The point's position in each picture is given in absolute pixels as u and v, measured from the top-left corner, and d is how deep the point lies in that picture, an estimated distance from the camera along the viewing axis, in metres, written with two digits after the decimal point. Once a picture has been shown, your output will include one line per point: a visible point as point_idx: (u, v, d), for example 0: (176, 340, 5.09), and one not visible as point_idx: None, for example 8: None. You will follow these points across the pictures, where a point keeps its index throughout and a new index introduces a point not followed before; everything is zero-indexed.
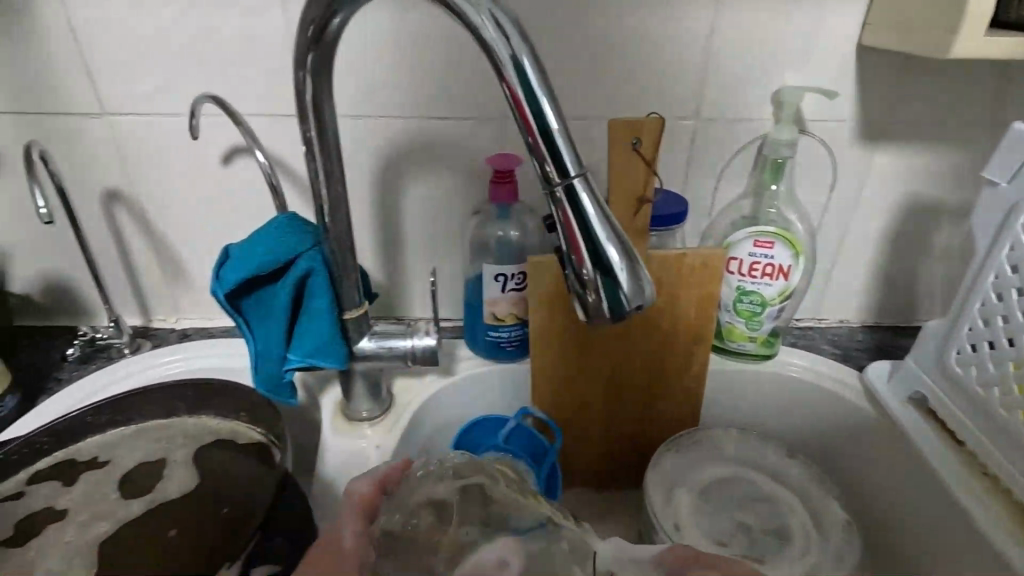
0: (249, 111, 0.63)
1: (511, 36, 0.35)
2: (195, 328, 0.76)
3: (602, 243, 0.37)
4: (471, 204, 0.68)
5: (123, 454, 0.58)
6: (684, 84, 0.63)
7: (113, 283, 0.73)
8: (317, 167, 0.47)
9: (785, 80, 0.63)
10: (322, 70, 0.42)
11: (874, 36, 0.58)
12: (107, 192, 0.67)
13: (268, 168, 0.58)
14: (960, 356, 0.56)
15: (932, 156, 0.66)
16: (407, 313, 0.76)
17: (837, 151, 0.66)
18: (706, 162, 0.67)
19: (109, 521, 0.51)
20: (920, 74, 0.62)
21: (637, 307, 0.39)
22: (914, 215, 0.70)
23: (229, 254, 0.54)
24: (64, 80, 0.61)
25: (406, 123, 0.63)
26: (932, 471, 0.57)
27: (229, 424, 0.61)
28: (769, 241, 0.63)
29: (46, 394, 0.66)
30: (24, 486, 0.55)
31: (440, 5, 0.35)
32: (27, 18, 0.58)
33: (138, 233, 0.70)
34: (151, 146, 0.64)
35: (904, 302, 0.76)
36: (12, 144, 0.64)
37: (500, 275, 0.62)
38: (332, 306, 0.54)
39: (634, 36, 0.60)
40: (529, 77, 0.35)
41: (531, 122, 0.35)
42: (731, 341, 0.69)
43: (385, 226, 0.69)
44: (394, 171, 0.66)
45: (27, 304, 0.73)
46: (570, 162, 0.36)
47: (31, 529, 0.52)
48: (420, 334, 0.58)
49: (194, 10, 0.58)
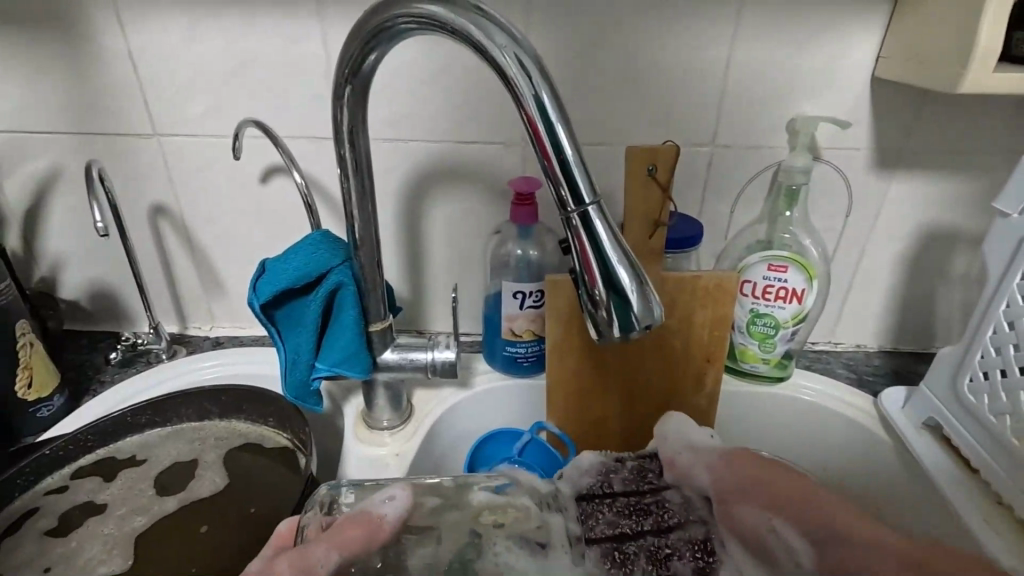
0: (287, 133, 0.67)
1: (533, 74, 0.38)
2: (228, 336, 0.80)
3: (614, 266, 0.40)
4: (493, 224, 0.71)
5: (159, 453, 0.62)
6: (701, 112, 0.65)
7: (154, 291, 0.78)
8: (350, 188, 0.50)
9: (800, 110, 0.64)
10: (358, 101, 0.46)
11: (887, 69, 0.60)
12: (153, 206, 0.72)
13: (305, 188, 0.63)
14: (973, 384, 0.57)
15: (949, 186, 0.67)
16: (429, 327, 0.79)
17: (853, 178, 0.67)
18: (721, 188, 0.69)
19: (145, 515, 0.56)
20: (935, 106, 0.63)
21: (646, 327, 0.41)
22: (931, 242, 0.71)
23: (265, 267, 0.58)
24: (120, 103, 0.66)
25: (433, 146, 0.67)
26: (944, 497, 0.58)
27: (258, 429, 0.64)
28: (783, 265, 0.64)
29: (89, 395, 0.70)
30: (69, 480, 0.59)
31: (467, 46, 0.39)
32: (91, 48, 0.63)
33: (180, 246, 0.74)
34: (195, 164, 0.69)
35: (922, 328, 0.76)
36: (71, 161, 0.69)
37: (518, 293, 0.65)
38: (359, 318, 0.57)
39: (653, 67, 0.63)
40: (548, 112, 0.38)
41: (550, 153, 0.38)
42: (744, 362, 0.70)
43: (410, 243, 0.72)
44: (421, 191, 0.69)
45: (76, 309, 0.78)
46: (585, 190, 0.39)
47: (74, 520, 0.56)
48: (440, 347, 0.61)
49: (242, 41, 0.62)
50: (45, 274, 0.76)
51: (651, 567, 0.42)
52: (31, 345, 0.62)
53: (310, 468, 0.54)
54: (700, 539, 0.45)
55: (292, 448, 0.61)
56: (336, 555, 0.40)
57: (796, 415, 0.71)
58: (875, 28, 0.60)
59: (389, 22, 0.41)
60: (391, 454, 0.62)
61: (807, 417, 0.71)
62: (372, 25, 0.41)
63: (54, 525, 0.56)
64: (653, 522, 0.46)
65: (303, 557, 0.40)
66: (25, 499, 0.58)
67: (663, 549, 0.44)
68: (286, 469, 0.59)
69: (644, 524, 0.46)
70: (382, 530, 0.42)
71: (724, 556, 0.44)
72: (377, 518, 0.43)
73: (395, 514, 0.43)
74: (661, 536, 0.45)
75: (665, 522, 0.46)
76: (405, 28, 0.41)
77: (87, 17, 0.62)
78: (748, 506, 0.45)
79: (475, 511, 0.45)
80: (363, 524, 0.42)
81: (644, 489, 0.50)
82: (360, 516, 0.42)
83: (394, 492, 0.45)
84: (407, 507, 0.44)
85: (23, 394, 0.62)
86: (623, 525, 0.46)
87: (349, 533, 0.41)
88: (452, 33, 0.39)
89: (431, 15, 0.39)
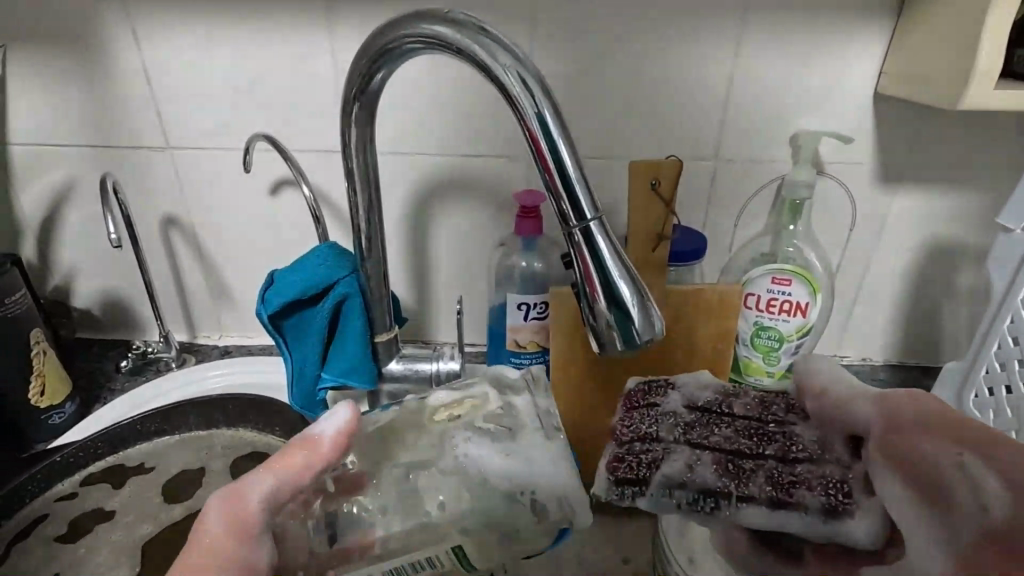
0: (296, 146, 0.68)
1: (536, 93, 0.39)
2: (235, 345, 0.81)
3: (615, 280, 0.40)
4: (498, 235, 0.72)
5: (168, 461, 0.62)
6: (704, 126, 0.66)
7: (165, 301, 0.79)
8: (358, 201, 0.51)
9: (803, 125, 0.65)
10: (365, 117, 0.47)
11: (890, 84, 0.60)
12: (165, 217, 0.73)
13: (312, 201, 0.64)
14: (978, 400, 0.56)
15: (954, 200, 0.67)
16: (434, 337, 0.79)
17: (856, 192, 0.68)
18: (725, 201, 0.69)
19: (152, 523, 0.57)
20: (938, 121, 0.63)
21: (647, 339, 0.42)
22: (936, 255, 0.70)
23: (274, 277, 0.59)
24: (135, 117, 0.68)
25: (439, 160, 0.68)
26: None
27: (264, 437, 0.63)
28: (787, 279, 0.64)
29: (99, 402, 0.71)
30: (78, 487, 0.60)
31: (472, 65, 0.40)
32: (108, 63, 0.65)
33: (190, 256, 0.75)
34: (207, 175, 0.70)
35: (928, 342, 0.76)
36: (86, 173, 0.71)
37: (523, 304, 0.65)
38: (365, 329, 0.58)
39: (657, 82, 0.64)
40: (551, 129, 0.39)
41: (552, 170, 0.39)
42: (749, 375, 0.69)
43: (417, 254, 0.73)
44: (427, 203, 0.70)
45: (88, 318, 0.80)
46: (587, 206, 0.40)
47: (84, 527, 0.57)
48: (445, 358, 0.62)
49: (254, 57, 0.64)
50: (59, 283, 0.77)
51: (770, 489, 0.37)
52: (44, 353, 0.63)
53: None
54: (837, 479, 0.37)
55: None
56: (268, 482, 0.40)
57: None
58: (877, 45, 0.61)
59: (396, 42, 0.42)
60: None
61: None
62: (380, 44, 0.42)
63: (63, 531, 0.57)
64: (778, 449, 0.39)
65: (237, 494, 0.40)
66: (35, 505, 0.58)
67: (790, 476, 0.38)
68: None
69: (766, 448, 0.39)
70: (320, 450, 0.41)
71: (865, 500, 0.37)
72: (317, 439, 0.42)
73: (332, 430, 0.42)
74: (786, 463, 0.39)
75: (794, 453, 0.39)
76: (411, 47, 0.42)
77: (105, 35, 0.64)
78: (921, 437, 0.36)
79: (431, 409, 0.45)
80: (298, 449, 0.41)
81: (767, 419, 0.42)
82: (298, 441, 0.42)
83: (336, 409, 0.44)
84: (345, 422, 0.43)
85: (35, 401, 0.63)
86: (740, 443, 0.40)
87: (285, 461, 0.41)
88: (457, 52, 0.40)
89: (437, 35, 0.40)
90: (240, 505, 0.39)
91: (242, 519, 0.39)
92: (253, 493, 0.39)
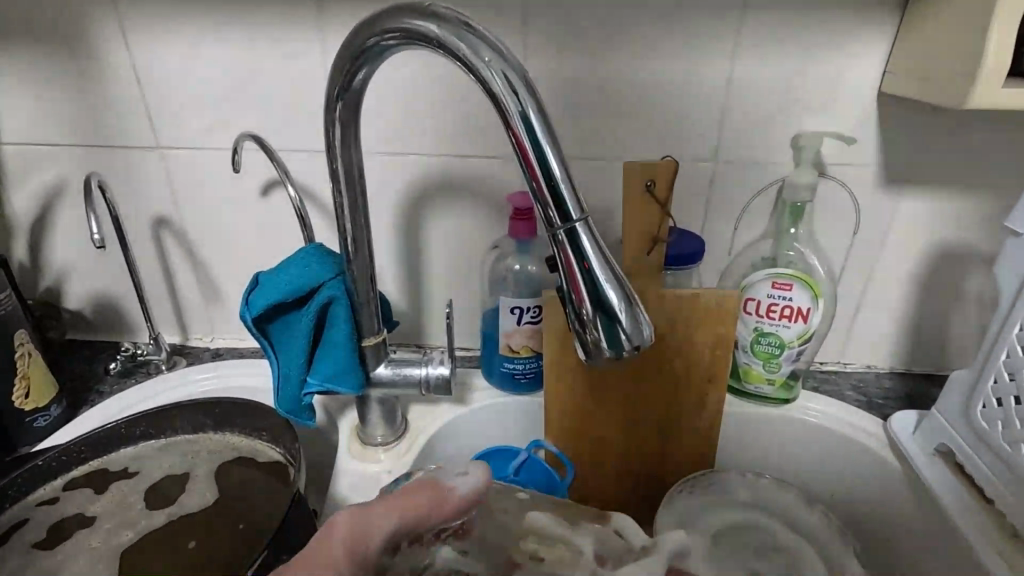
0: (287, 147, 0.67)
1: (519, 91, 0.37)
2: (227, 348, 0.80)
3: (601, 284, 0.39)
4: (492, 238, 0.71)
5: (152, 466, 0.62)
6: (702, 127, 0.64)
7: (156, 303, 0.78)
8: (343, 202, 0.50)
9: (804, 125, 0.63)
10: (349, 117, 0.46)
11: (894, 84, 0.58)
12: (156, 218, 0.72)
13: (298, 202, 0.63)
14: (986, 411, 0.54)
15: (962, 203, 0.65)
16: (426, 341, 0.78)
17: (860, 195, 0.66)
18: (724, 205, 0.68)
19: (132, 530, 0.56)
20: (945, 122, 0.61)
21: (635, 347, 0.40)
22: (943, 260, 0.68)
23: (259, 280, 0.57)
24: (125, 117, 0.67)
25: (432, 160, 0.66)
26: (955, 527, 0.55)
27: (250, 442, 0.63)
28: (788, 283, 0.62)
29: (87, 405, 0.70)
30: (59, 492, 0.59)
31: (454, 63, 0.38)
32: (97, 63, 0.64)
33: (181, 257, 0.75)
34: (197, 176, 0.69)
35: (934, 349, 0.74)
36: (76, 173, 0.70)
37: (515, 308, 0.64)
38: (351, 333, 0.56)
39: (653, 82, 0.62)
40: (535, 129, 0.37)
41: (536, 170, 0.38)
42: (748, 382, 0.68)
43: (409, 256, 0.72)
44: (420, 205, 0.69)
45: (79, 319, 0.79)
46: (572, 207, 0.38)
47: (63, 532, 0.56)
48: (434, 363, 0.60)
49: (244, 56, 0.63)
50: (50, 284, 0.77)
51: None
52: (29, 355, 0.63)
53: (299, 485, 0.53)
54: None
55: (282, 463, 0.60)
56: (394, 519, 0.42)
57: (802, 438, 0.68)
58: (881, 42, 0.59)
59: (377, 38, 0.41)
60: (383, 471, 0.61)
61: (813, 440, 0.68)
62: (361, 41, 0.41)
63: (42, 537, 0.56)
64: None
65: (360, 522, 0.41)
66: (16, 509, 0.58)
67: None
68: (277, 484, 0.58)
69: None
70: (449, 500, 0.45)
71: None
72: (446, 491, 0.45)
73: (463, 488, 0.46)
74: None
75: None
76: (392, 44, 0.40)
77: (93, 33, 0.63)
78: None
79: None
80: (430, 492, 0.44)
81: None
82: (435, 483, 0.45)
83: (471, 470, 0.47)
84: (477, 487, 0.46)
85: (20, 403, 0.63)
86: None
87: (410, 499, 0.43)
88: (438, 48, 0.39)
89: (417, 31, 0.39)
90: (362, 533, 0.41)
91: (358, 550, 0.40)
92: (375, 526, 0.41)
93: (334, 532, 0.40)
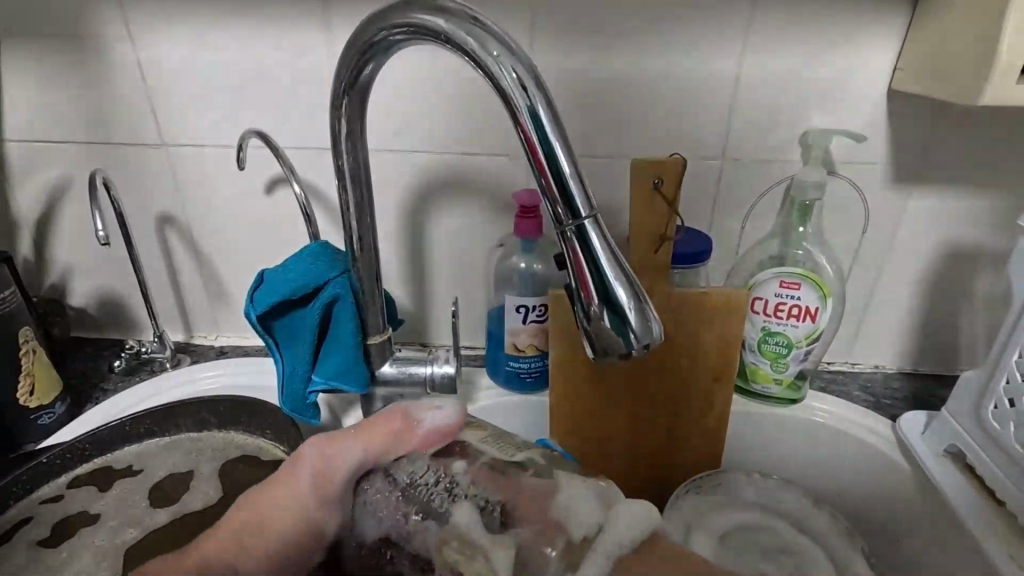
0: (291, 144, 0.67)
1: (527, 85, 0.37)
2: (232, 345, 0.79)
3: (610, 281, 0.38)
4: (497, 236, 0.70)
5: (157, 464, 0.61)
6: (709, 124, 0.63)
7: (161, 300, 0.78)
8: (348, 197, 0.49)
9: (813, 123, 0.63)
10: (356, 112, 0.46)
11: (905, 81, 0.58)
12: (161, 215, 0.72)
13: (303, 199, 0.62)
14: (997, 411, 0.54)
15: (972, 202, 0.65)
16: (431, 339, 0.78)
17: (869, 194, 0.65)
18: (732, 203, 0.67)
19: (136, 528, 0.56)
20: (957, 118, 0.61)
21: (644, 344, 0.40)
22: (953, 260, 0.68)
23: (263, 277, 0.57)
24: (130, 113, 0.67)
25: (437, 157, 0.66)
26: (964, 528, 0.55)
27: (255, 441, 0.63)
28: (796, 282, 0.62)
29: (91, 402, 0.70)
30: (64, 489, 0.59)
31: (462, 57, 0.38)
32: (103, 59, 0.64)
33: (186, 254, 0.74)
34: (202, 173, 0.69)
35: (943, 349, 0.73)
36: (81, 170, 0.70)
37: (521, 307, 0.63)
38: (357, 330, 0.56)
39: (660, 78, 0.62)
40: (543, 124, 0.37)
41: (544, 164, 0.37)
42: (755, 382, 0.67)
43: (414, 254, 0.72)
44: (425, 202, 0.68)
45: (84, 316, 0.79)
46: (581, 203, 0.38)
47: (68, 529, 0.56)
48: (440, 361, 0.60)
49: (250, 53, 0.63)
50: (55, 281, 0.76)
51: None
52: (33, 352, 0.63)
53: None
54: None
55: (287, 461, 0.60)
56: (354, 453, 0.41)
57: (810, 439, 0.68)
58: (892, 39, 0.58)
59: (384, 33, 0.40)
60: None
61: (820, 441, 0.68)
62: (367, 37, 0.41)
63: (47, 534, 0.56)
64: None
65: (325, 455, 0.42)
66: (19, 507, 0.58)
67: None
68: None
69: None
70: (411, 436, 0.41)
71: None
72: (413, 425, 0.41)
73: (431, 423, 0.41)
74: None
75: None
76: (399, 39, 0.40)
77: (98, 30, 0.63)
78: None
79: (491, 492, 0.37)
80: (395, 424, 0.41)
81: None
82: (403, 413, 0.42)
83: (445, 404, 0.42)
84: (447, 423, 0.42)
85: (24, 400, 0.62)
86: None
87: (372, 434, 0.41)
88: (445, 42, 0.38)
89: (425, 25, 0.38)
90: (324, 465, 0.41)
91: (323, 485, 0.41)
92: (335, 458, 0.41)
93: (304, 462, 0.42)
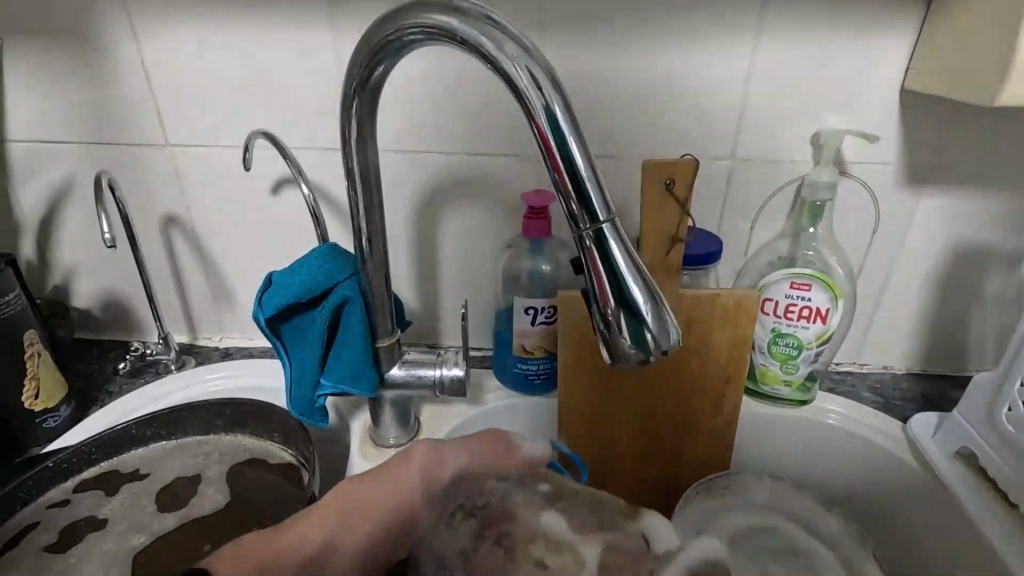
0: (298, 144, 0.66)
1: (543, 86, 0.36)
2: (237, 347, 0.79)
3: (628, 285, 0.38)
4: (505, 236, 0.70)
5: (163, 467, 0.61)
6: (720, 124, 0.63)
7: (165, 302, 0.77)
8: (358, 200, 0.49)
9: (825, 123, 0.62)
10: (367, 113, 0.45)
11: (918, 80, 0.57)
12: (166, 216, 0.71)
13: (311, 200, 0.62)
14: (1011, 414, 0.53)
15: (984, 201, 0.64)
16: (437, 340, 0.77)
17: (880, 194, 0.65)
18: (742, 203, 0.67)
19: (144, 533, 0.55)
20: (972, 116, 0.60)
21: (662, 349, 0.39)
22: (964, 260, 0.67)
23: (271, 279, 0.57)
24: (134, 114, 0.66)
25: (444, 158, 0.65)
26: (978, 532, 0.54)
27: (262, 443, 0.62)
28: (807, 283, 0.61)
29: (96, 405, 0.70)
30: (70, 494, 0.59)
31: (477, 58, 0.37)
32: (107, 59, 0.63)
33: (191, 255, 0.74)
34: (208, 175, 0.68)
35: (953, 350, 0.72)
36: (84, 171, 0.69)
37: (530, 308, 0.63)
38: (366, 333, 0.56)
39: (670, 77, 0.61)
40: (560, 125, 0.36)
41: (561, 167, 0.37)
42: (765, 384, 0.67)
43: (422, 255, 0.71)
44: (433, 203, 0.68)
45: (88, 318, 0.78)
46: (599, 206, 0.37)
47: (74, 534, 0.56)
48: (449, 364, 0.59)
49: (255, 52, 0.62)
50: (58, 283, 0.76)
51: None
52: (38, 355, 0.62)
53: (312, 489, 0.52)
54: None
55: (296, 464, 0.60)
56: (462, 458, 0.50)
57: (820, 441, 0.68)
58: (905, 38, 0.58)
59: (397, 33, 0.39)
60: None
61: (831, 443, 0.67)
62: (379, 37, 0.40)
63: (53, 540, 0.55)
64: None
65: (435, 460, 0.50)
66: (27, 512, 0.57)
67: None
68: (290, 485, 0.58)
69: None
70: (509, 455, 0.51)
71: None
72: (511, 447, 0.52)
73: (530, 450, 0.52)
74: None
75: None
76: (411, 39, 0.39)
77: (102, 29, 0.62)
78: None
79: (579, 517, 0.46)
80: (500, 445, 0.52)
81: None
82: (507, 438, 0.52)
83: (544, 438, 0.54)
84: (543, 452, 0.52)
85: (29, 404, 0.62)
86: None
87: (479, 449, 0.51)
88: (459, 42, 0.37)
89: (438, 25, 0.38)
90: (437, 465, 0.50)
91: (431, 481, 0.49)
92: (447, 461, 0.50)
93: (414, 458, 0.50)
